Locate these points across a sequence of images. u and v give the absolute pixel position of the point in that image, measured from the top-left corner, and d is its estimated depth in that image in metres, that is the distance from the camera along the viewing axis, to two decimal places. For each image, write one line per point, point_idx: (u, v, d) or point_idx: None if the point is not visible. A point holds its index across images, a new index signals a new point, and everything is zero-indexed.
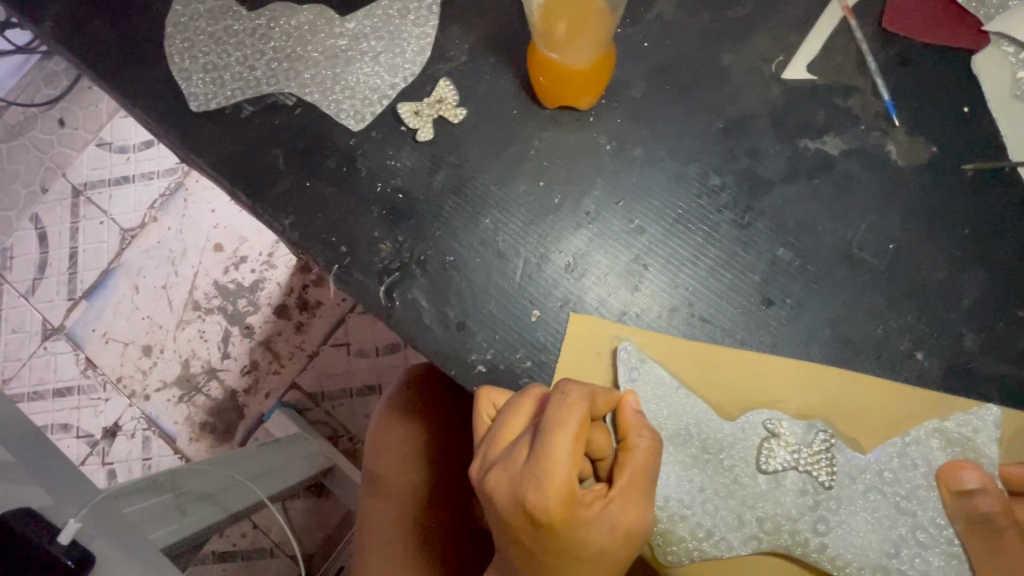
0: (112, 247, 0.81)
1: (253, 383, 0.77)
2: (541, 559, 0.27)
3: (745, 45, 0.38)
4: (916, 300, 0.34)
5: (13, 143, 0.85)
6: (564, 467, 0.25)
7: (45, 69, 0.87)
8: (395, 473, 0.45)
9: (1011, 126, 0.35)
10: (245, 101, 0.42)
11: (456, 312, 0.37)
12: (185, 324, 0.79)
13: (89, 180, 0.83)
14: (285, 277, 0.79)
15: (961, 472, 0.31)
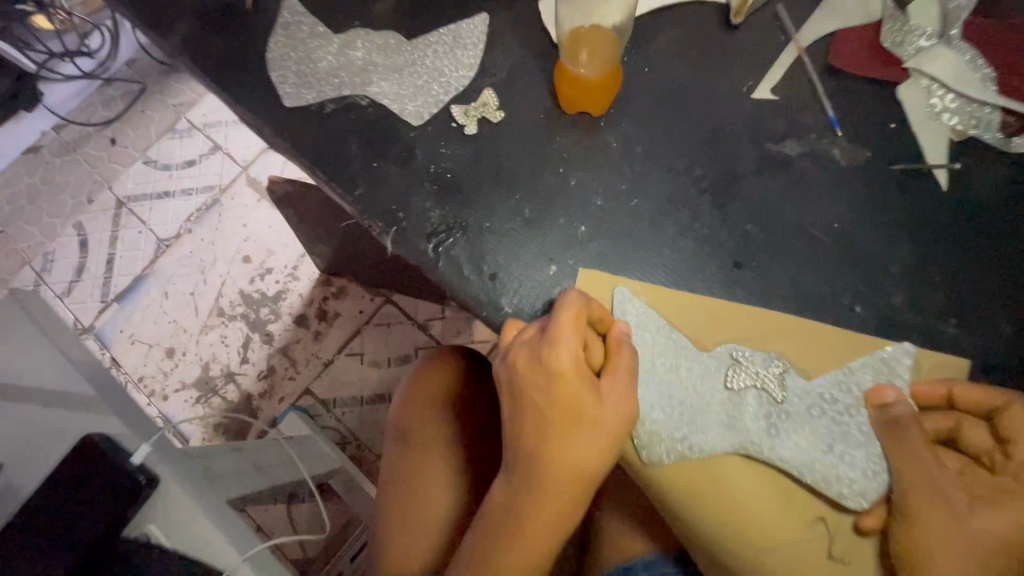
0: (145, 256, 1.11)
1: (268, 388, 1.03)
2: (548, 415, 0.35)
3: (723, 72, 0.49)
4: (856, 266, 0.43)
5: (68, 157, 1.17)
6: (568, 329, 0.35)
7: (103, 94, 1.21)
8: (420, 422, 0.56)
9: (926, 139, 0.45)
10: (328, 100, 0.53)
11: (490, 265, 0.47)
12: (207, 329, 1.07)
13: (133, 193, 1.15)
14: (305, 289, 1.08)
15: (883, 391, 0.39)
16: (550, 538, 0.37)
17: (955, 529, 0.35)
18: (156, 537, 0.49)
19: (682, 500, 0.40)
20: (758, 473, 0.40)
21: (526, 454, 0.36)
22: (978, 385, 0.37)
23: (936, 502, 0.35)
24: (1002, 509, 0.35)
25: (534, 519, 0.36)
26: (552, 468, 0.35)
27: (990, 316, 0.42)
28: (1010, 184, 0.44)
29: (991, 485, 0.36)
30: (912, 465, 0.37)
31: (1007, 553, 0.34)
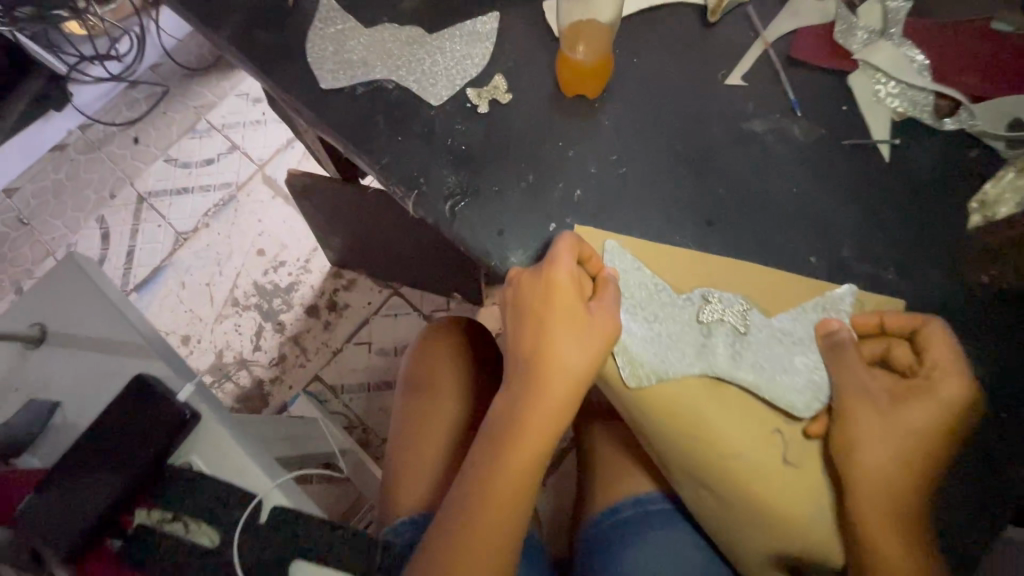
0: (164, 249, 1.30)
1: (281, 373, 1.20)
2: (546, 322, 0.46)
3: (701, 62, 0.57)
4: (811, 223, 0.51)
5: (91, 155, 1.39)
6: (565, 255, 0.45)
7: (127, 96, 1.44)
8: (432, 373, 0.73)
9: (871, 119, 0.53)
10: (360, 83, 0.61)
11: (498, 223, 0.55)
12: (223, 318, 1.24)
13: (154, 189, 1.35)
14: (316, 281, 1.25)
15: (829, 323, 0.47)
16: (548, 425, 0.46)
17: (879, 419, 0.43)
18: (199, 465, 0.62)
19: (665, 416, 0.47)
20: (724, 393, 0.47)
21: (530, 354, 0.47)
22: (901, 312, 0.45)
23: (866, 401, 0.44)
24: (916, 402, 0.43)
25: (535, 406, 0.46)
26: (551, 364, 0.45)
27: (927, 266, 0.48)
28: (945, 158, 0.51)
29: (908, 384, 0.44)
30: (847, 374, 0.45)
31: (920, 436, 0.43)
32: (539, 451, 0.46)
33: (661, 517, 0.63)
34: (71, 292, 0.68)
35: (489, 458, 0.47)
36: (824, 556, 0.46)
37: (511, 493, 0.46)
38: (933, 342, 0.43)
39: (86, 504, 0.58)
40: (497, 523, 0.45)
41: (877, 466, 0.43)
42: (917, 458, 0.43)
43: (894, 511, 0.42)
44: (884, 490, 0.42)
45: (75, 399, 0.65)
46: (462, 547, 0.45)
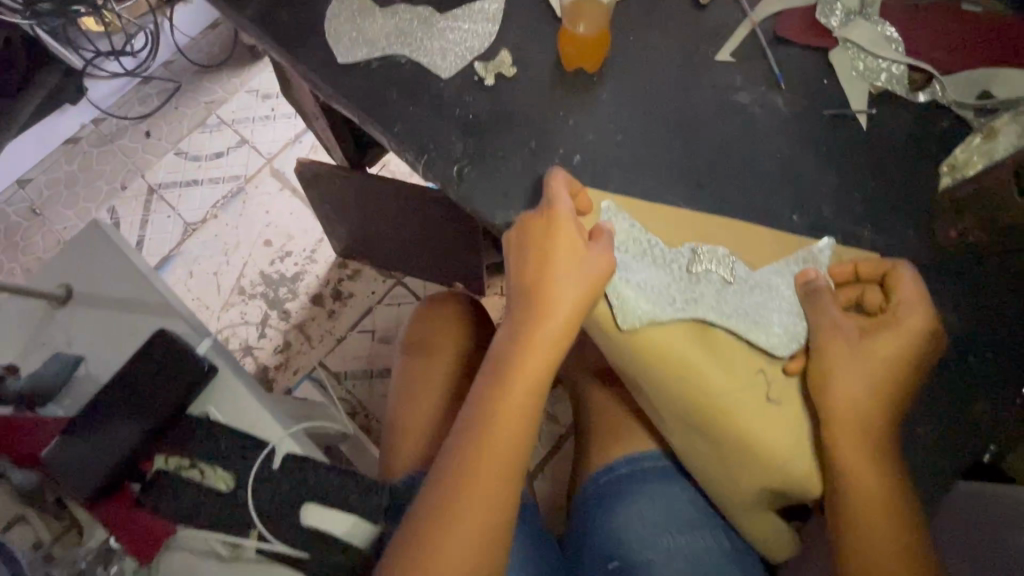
0: (173, 239, 1.33)
1: (286, 360, 1.22)
2: (546, 257, 0.50)
3: (693, 40, 0.61)
4: (794, 185, 0.55)
5: (104, 148, 1.43)
6: (563, 198, 0.51)
7: (140, 91, 1.48)
8: (433, 336, 0.78)
9: (850, 92, 0.57)
10: (374, 59, 0.65)
11: (503, 186, 0.58)
12: (229, 306, 1.26)
13: (163, 181, 1.38)
14: (322, 270, 1.27)
15: (807, 273, 0.51)
16: (547, 355, 0.50)
17: (851, 351, 0.47)
18: (215, 417, 0.65)
19: (657, 359, 0.50)
20: (711, 337, 0.51)
21: (529, 288, 0.51)
22: (873, 259, 0.50)
23: (839, 335, 0.48)
24: (884, 334, 0.47)
25: (536, 335, 0.50)
26: (550, 296, 0.49)
27: (899, 223, 0.52)
28: (917, 126, 0.55)
29: (878, 320, 0.48)
30: (822, 315, 0.49)
31: (889, 365, 0.46)
32: (539, 379, 0.50)
33: (656, 476, 0.64)
34: (92, 254, 0.71)
35: (493, 386, 0.50)
36: (802, 489, 0.49)
37: (515, 416, 0.49)
38: (901, 281, 0.47)
39: (107, 450, 0.61)
40: (501, 445, 0.49)
41: (850, 393, 0.46)
42: (886, 386, 0.47)
43: (868, 435, 0.46)
44: (857, 415, 0.46)
45: (95, 354, 0.69)
46: (469, 466, 0.48)
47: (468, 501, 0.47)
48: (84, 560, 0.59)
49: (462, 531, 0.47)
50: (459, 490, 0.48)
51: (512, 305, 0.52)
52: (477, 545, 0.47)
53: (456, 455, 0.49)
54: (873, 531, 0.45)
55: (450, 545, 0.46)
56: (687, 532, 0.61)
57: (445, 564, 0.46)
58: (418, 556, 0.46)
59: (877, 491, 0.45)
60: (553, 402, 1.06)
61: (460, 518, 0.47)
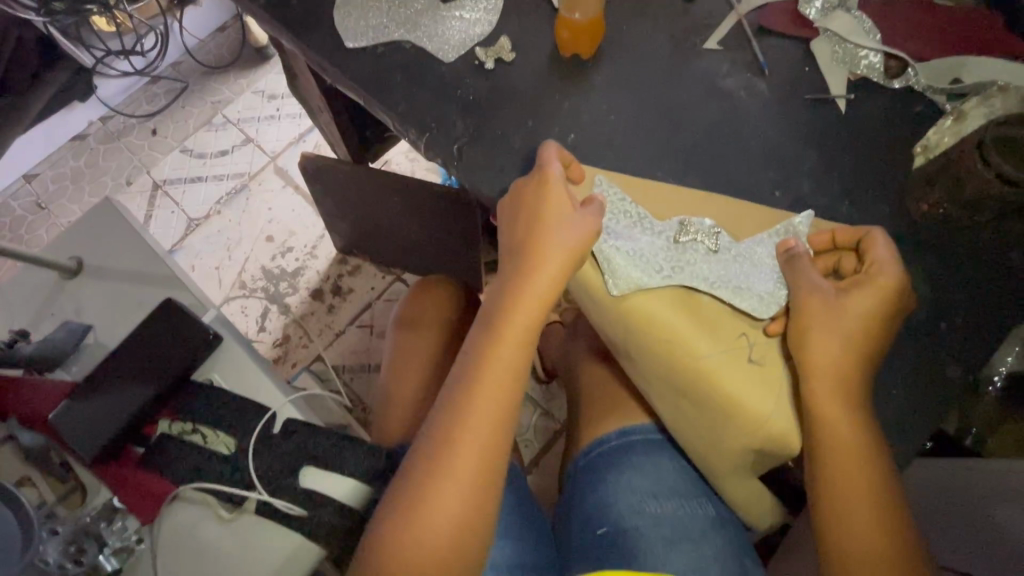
0: (178, 231, 1.35)
1: (284, 353, 1.23)
2: (538, 219, 0.53)
3: (682, 31, 0.64)
4: (777, 164, 0.58)
5: (111, 144, 1.47)
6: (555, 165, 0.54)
7: (148, 90, 1.52)
8: (425, 316, 0.84)
9: (830, 79, 0.60)
10: (380, 44, 0.67)
11: (501, 162, 0.61)
12: (231, 299, 1.28)
13: (169, 177, 1.41)
14: (323, 266, 1.29)
15: (789, 242, 0.54)
16: (536, 313, 0.53)
17: (826, 309, 0.50)
18: (218, 383, 0.68)
19: (646, 320, 0.53)
20: (699, 303, 0.54)
21: (521, 248, 0.54)
22: (848, 228, 0.53)
23: (815, 295, 0.51)
24: (859, 292, 0.49)
25: (527, 291, 0.53)
26: (540, 257, 0.52)
27: (874, 200, 0.56)
28: (893, 110, 0.58)
29: (852, 279, 0.51)
30: (801, 278, 0.52)
31: (862, 322, 0.49)
32: (530, 332, 0.53)
33: (645, 447, 0.66)
34: (102, 230, 0.74)
35: (487, 338, 0.53)
36: (782, 447, 0.52)
37: (505, 368, 0.52)
38: (873, 245, 0.51)
39: (112, 414, 0.63)
40: (494, 392, 0.51)
41: (824, 349, 0.49)
42: (859, 341, 0.49)
43: (843, 388, 0.49)
44: (832, 370, 0.49)
45: (103, 324, 0.72)
46: (461, 414, 0.50)
47: (460, 448, 0.49)
48: (90, 516, 0.61)
49: (458, 475, 0.49)
50: (453, 440, 0.50)
51: (506, 267, 0.55)
52: (471, 490, 0.49)
53: (451, 404, 0.51)
54: (847, 480, 0.47)
55: (446, 489, 0.49)
56: (675, 500, 0.62)
57: (440, 507, 0.48)
58: (416, 501, 0.49)
59: (851, 442, 0.48)
60: (548, 397, 1.08)
61: (455, 463, 0.49)
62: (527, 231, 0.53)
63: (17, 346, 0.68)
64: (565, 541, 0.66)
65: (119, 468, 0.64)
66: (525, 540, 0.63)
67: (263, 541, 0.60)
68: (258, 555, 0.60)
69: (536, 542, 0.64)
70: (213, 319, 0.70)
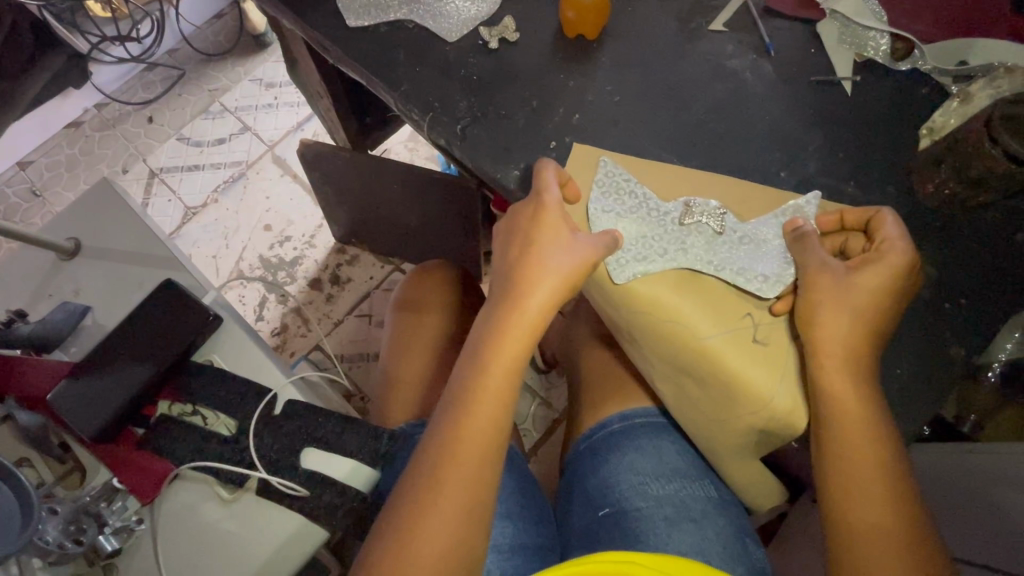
0: (176, 219, 1.34)
1: (283, 341, 1.22)
2: (531, 244, 0.53)
3: (688, 11, 0.64)
4: (782, 145, 0.57)
5: (107, 132, 1.45)
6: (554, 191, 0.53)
7: (144, 77, 1.50)
8: (425, 300, 0.84)
9: (837, 60, 0.60)
10: (383, 23, 0.66)
11: (504, 141, 0.60)
12: (229, 288, 1.26)
13: (166, 165, 1.40)
14: (322, 255, 1.29)
15: (796, 222, 0.54)
16: (524, 339, 0.53)
17: (835, 287, 0.50)
18: (218, 363, 0.68)
19: (653, 298, 0.53)
20: (704, 284, 0.54)
21: (515, 273, 0.53)
22: (857, 208, 0.53)
23: (825, 272, 0.50)
24: (870, 269, 0.49)
25: (520, 313, 0.53)
26: (531, 284, 0.52)
27: (878, 181, 0.56)
28: (900, 91, 0.58)
29: (862, 258, 0.50)
30: (810, 255, 0.52)
31: (870, 300, 0.49)
32: (520, 355, 0.53)
33: (646, 429, 0.66)
34: (100, 211, 0.73)
35: (478, 358, 0.52)
36: (787, 426, 0.52)
37: (494, 393, 0.51)
38: (883, 224, 0.50)
39: (109, 397, 0.63)
40: (489, 411, 0.51)
41: (832, 327, 0.49)
42: (866, 322, 0.49)
43: (850, 366, 0.49)
44: (840, 347, 0.49)
45: (102, 305, 0.71)
46: (454, 429, 0.50)
47: (454, 458, 0.49)
48: (90, 495, 0.60)
49: (463, 460, 0.49)
50: (455, 436, 0.50)
51: (497, 288, 0.55)
52: (475, 472, 0.49)
53: (452, 406, 0.51)
54: (854, 454, 0.48)
55: (453, 469, 0.49)
56: (676, 482, 0.62)
57: (448, 489, 0.48)
58: (425, 473, 0.49)
59: (860, 419, 0.48)
60: (546, 386, 1.08)
61: (460, 448, 0.49)
62: (524, 250, 0.53)
63: (14, 327, 0.68)
64: (565, 523, 0.66)
65: (122, 449, 0.64)
66: (527, 521, 0.63)
67: (264, 521, 0.60)
68: (259, 534, 0.60)
69: (538, 524, 0.64)
70: (212, 301, 0.70)
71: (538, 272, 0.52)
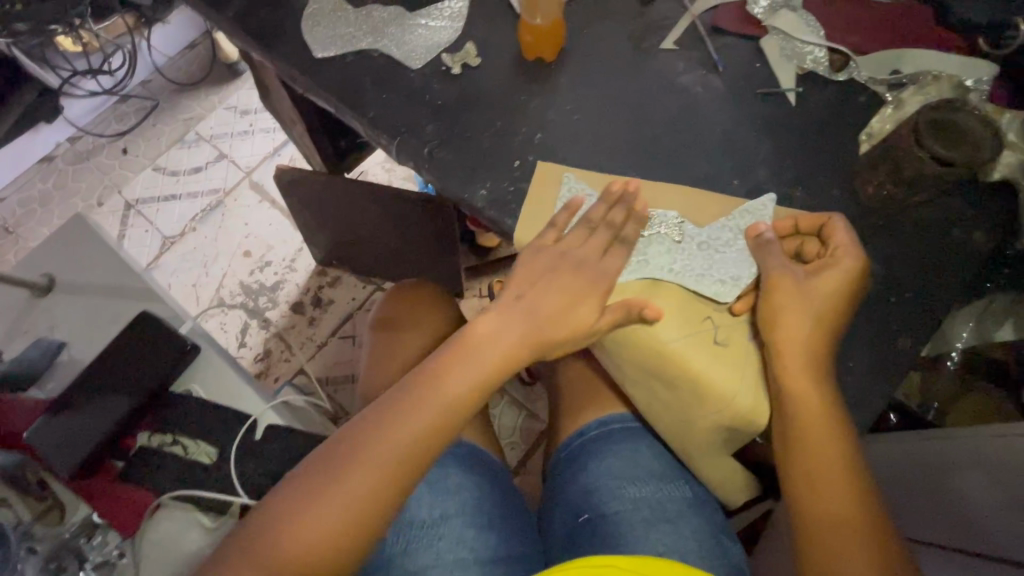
0: (154, 250, 1.34)
1: (266, 368, 1.22)
2: (553, 288, 0.57)
3: (640, 31, 0.67)
4: (733, 155, 0.61)
5: (81, 165, 1.45)
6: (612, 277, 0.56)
7: (117, 109, 1.51)
8: (402, 317, 0.86)
9: (780, 72, 0.63)
10: (349, 53, 0.69)
11: (470, 161, 0.62)
12: (211, 316, 1.26)
13: (142, 197, 1.40)
14: (303, 278, 1.29)
15: (759, 228, 0.56)
16: (501, 363, 0.55)
17: (796, 290, 0.53)
18: (198, 393, 0.70)
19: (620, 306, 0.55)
20: (669, 292, 0.56)
21: (522, 309, 0.57)
22: (810, 214, 0.56)
23: (786, 276, 0.53)
24: (827, 273, 0.52)
25: (506, 343, 0.56)
26: (537, 332, 0.56)
27: (825, 185, 0.59)
28: (840, 100, 0.62)
29: (819, 263, 0.54)
30: (771, 260, 0.54)
31: (828, 302, 0.52)
32: (492, 373, 0.55)
33: (623, 434, 0.68)
34: (77, 246, 0.74)
35: (455, 354, 0.55)
36: (750, 423, 0.54)
37: (457, 390, 0.54)
38: (835, 231, 0.54)
39: (86, 433, 0.62)
40: (446, 405, 0.53)
41: (792, 328, 0.52)
42: (822, 324, 0.52)
43: (811, 365, 0.51)
44: (800, 349, 0.52)
45: (79, 341, 0.72)
46: (413, 400, 0.53)
47: (399, 427, 0.51)
48: (70, 531, 0.62)
49: (405, 433, 0.51)
50: (410, 404, 0.52)
51: (506, 307, 0.58)
52: (419, 446, 0.51)
53: (419, 379, 0.54)
54: (816, 448, 0.50)
55: (384, 442, 0.50)
56: (653, 484, 0.64)
57: (385, 448, 0.50)
58: (375, 424, 0.51)
59: (821, 416, 0.50)
60: (531, 398, 1.09)
61: (409, 416, 0.52)
62: (533, 274, 0.58)
63: None
64: (548, 529, 0.67)
65: (103, 482, 0.64)
66: (509, 530, 0.64)
67: None
68: None
69: (521, 535, 0.65)
70: (190, 331, 0.72)
71: (556, 306, 0.56)
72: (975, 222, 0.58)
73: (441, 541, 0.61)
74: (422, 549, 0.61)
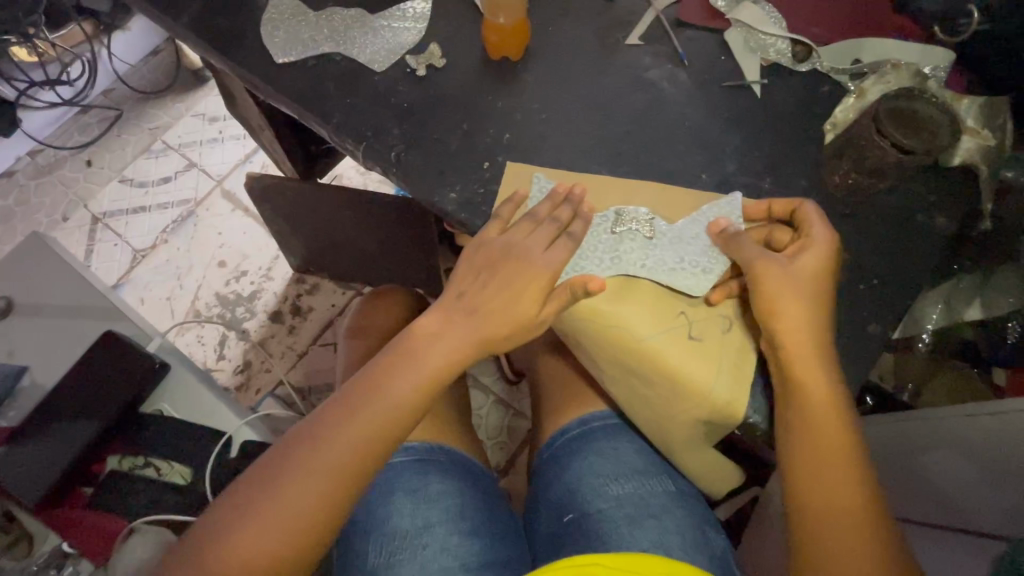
0: (123, 264, 1.30)
1: (247, 380, 1.19)
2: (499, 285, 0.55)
3: (606, 28, 0.67)
4: (701, 149, 0.61)
5: (42, 180, 1.40)
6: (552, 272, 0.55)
7: (78, 120, 1.46)
8: (380, 324, 0.85)
9: (745, 65, 0.63)
10: (311, 57, 0.67)
11: (439, 164, 0.61)
12: (186, 329, 1.23)
13: (109, 211, 1.35)
14: (280, 287, 1.27)
15: (721, 223, 0.57)
16: (452, 362, 0.54)
17: (784, 273, 0.52)
18: (168, 412, 0.71)
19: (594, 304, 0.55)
20: (642, 287, 0.56)
21: (471, 303, 0.56)
22: (783, 199, 0.56)
23: (771, 263, 0.53)
24: (806, 254, 0.52)
25: (455, 340, 0.55)
26: (487, 326, 0.55)
27: (792, 176, 0.59)
28: (803, 91, 0.62)
29: (795, 246, 0.54)
30: (748, 251, 0.54)
31: (816, 282, 0.52)
32: (441, 374, 0.54)
33: (605, 432, 0.68)
34: (37, 267, 0.71)
35: (403, 355, 0.54)
36: (729, 415, 0.53)
37: (403, 394, 0.53)
38: (807, 214, 0.54)
39: (48, 461, 0.62)
40: (394, 409, 0.52)
41: (795, 310, 0.51)
42: (805, 310, 0.52)
43: (818, 350, 0.51)
44: (806, 332, 0.51)
45: (44, 364, 0.69)
46: (356, 406, 0.52)
47: (340, 434, 0.50)
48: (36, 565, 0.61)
49: (347, 439, 0.50)
50: (355, 410, 0.51)
51: (454, 303, 0.56)
52: (362, 452, 0.50)
53: (365, 383, 0.53)
54: (825, 432, 0.50)
55: (325, 449, 0.50)
56: (635, 480, 0.64)
57: (327, 456, 0.49)
58: (317, 432, 0.50)
59: (831, 400, 0.50)
60: (515, 398, 1.09)
61: (353, 422, 0.51)
62: (498, 264, 0.55)
63: None
64: (534, 529, 0.67)
65: (68, 511, 0.64)
66: (494, 534, 0.64)
67: None
68: None
69: (506, 539, 0.64)
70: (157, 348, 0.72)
71: (501, 301, 0.55)
72: (938, 208, 0.59)
73: (426, 551, 0.60)
74: (407, 560, 0.60)
